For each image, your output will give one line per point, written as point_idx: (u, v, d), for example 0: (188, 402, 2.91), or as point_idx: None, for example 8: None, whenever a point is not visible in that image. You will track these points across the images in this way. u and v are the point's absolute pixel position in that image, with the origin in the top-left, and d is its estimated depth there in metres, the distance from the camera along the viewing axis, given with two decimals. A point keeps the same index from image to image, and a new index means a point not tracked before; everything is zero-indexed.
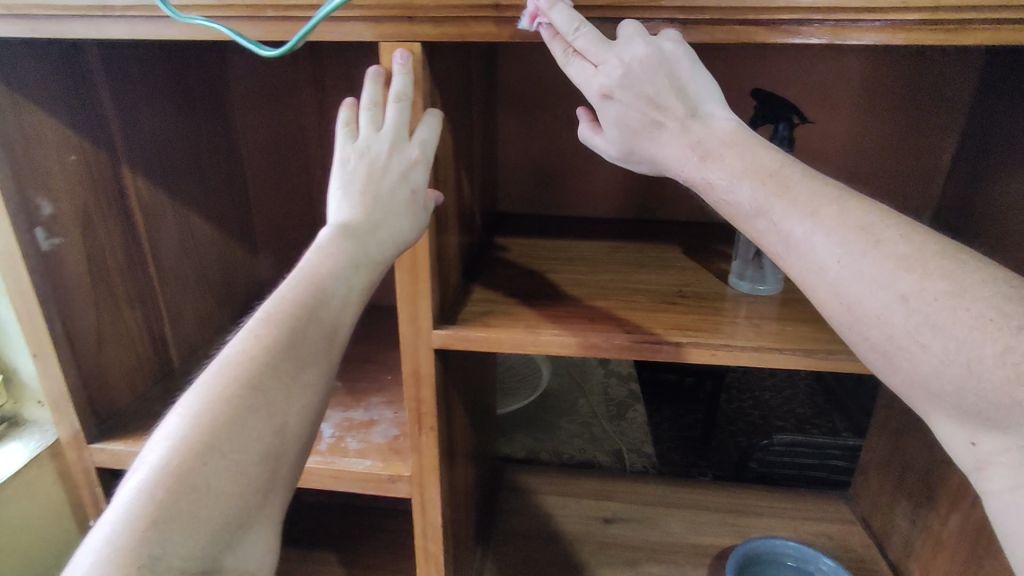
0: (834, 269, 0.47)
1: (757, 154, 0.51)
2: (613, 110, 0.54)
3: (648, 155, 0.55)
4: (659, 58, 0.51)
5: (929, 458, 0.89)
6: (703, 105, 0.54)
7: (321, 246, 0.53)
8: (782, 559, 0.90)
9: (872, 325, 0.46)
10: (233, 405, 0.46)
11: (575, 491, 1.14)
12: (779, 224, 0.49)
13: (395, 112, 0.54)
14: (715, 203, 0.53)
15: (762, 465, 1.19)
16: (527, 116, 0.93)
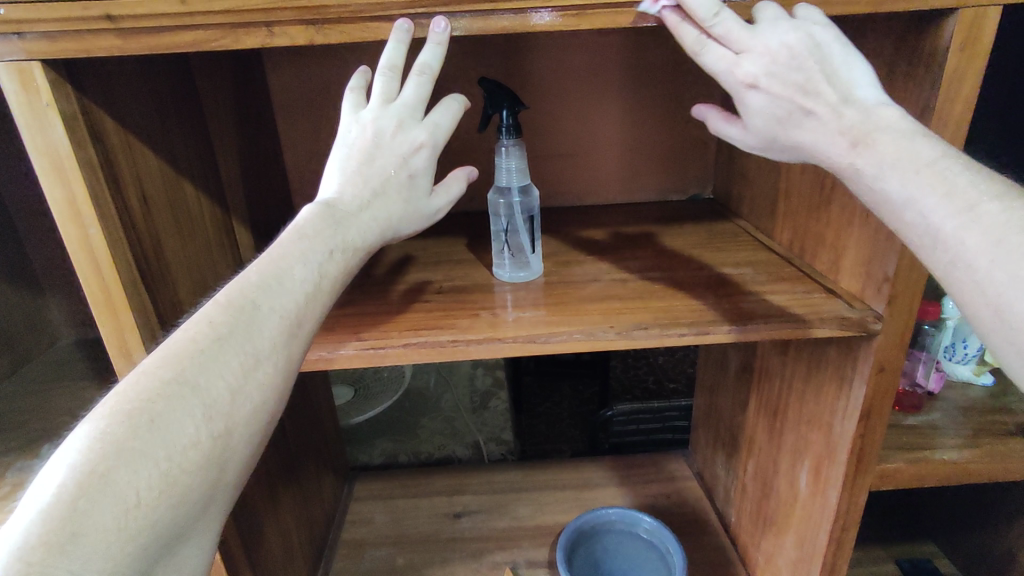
0: (984, 268, 0.43)
1: (915, 145, 0.47)
2: (757, 100, 0.51)
3: (788, 142, 0.52)
4: (809, 44, 0.48)
5: (733, 411, 0.94)
6: (855, 89, 0.49)
7: (301, 220, 0.51)
8: (604, 527, 0.93)
9: (1021, 331, 0.42)
10: (173, 404, 0.40)
11: (426, 491, 1.13)
12: (928, 217, 0.46)
13: (415, 85, 0.55)
14: (860, 190, 0.50)
15: (612, 437, 1.23)
16: (307, 116, 0.89)
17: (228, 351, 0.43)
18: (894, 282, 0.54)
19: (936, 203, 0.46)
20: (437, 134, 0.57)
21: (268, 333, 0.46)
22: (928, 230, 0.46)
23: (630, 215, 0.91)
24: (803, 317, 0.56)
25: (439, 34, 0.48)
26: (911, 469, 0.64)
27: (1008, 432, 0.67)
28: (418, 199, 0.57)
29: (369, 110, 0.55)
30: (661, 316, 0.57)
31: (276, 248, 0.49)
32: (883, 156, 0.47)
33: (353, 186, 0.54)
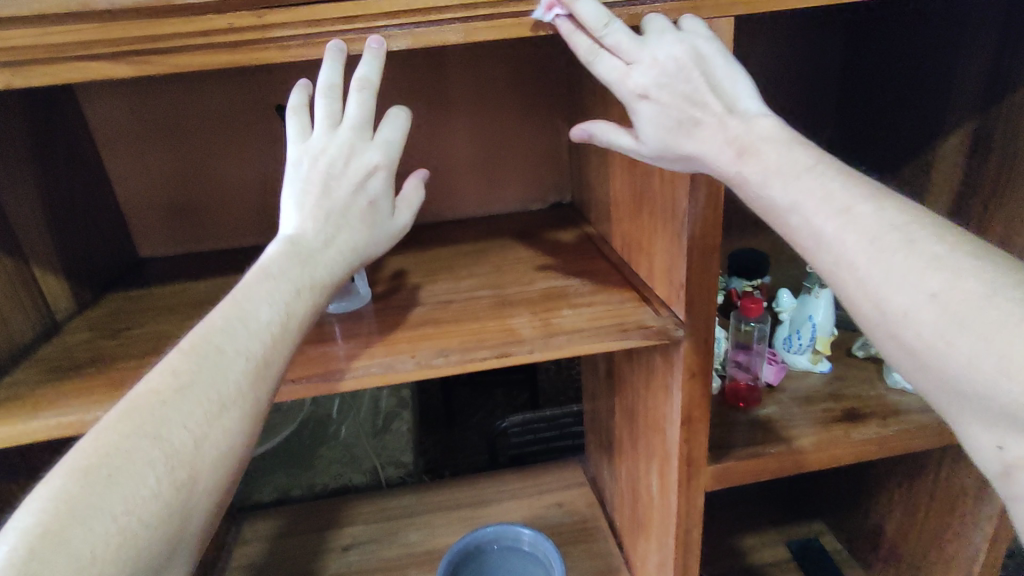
0: (864, 266, 0.43)
1: (793, 152, 0.47)
2: (648, 111, 0.50)
3: (682, 156, 0.51)
4: (693, 56, 0.49)
5: (606, 415, 0.95)
6: (739, 100, 0.50)
7: (267, 260, 0.52)
8: (486, 546, 0.92)
9: (898, 325, 0.42)
10: (136, 456, 0.41)
11: (316, 525, 1.09)
12: (811, 220, 0.46)
13: (358, 104, 0.54)
14: (750, 197, 0.50)
15: (511, 449, 1.22)
16: (135, 151, 0.84)
17: (190, 398, 0.44)
18: (686, 289, 0.55)
19: (811, 206, 0.46)
20: (390, 152, 0.57)
21: (233, 378, 0.46)
22: (812, 232, 0.46)
23: (485, 229, 0.90)
24: (607, 329, 0.56)
25: (375, 50, 0.48)
26: (743, 465, 0.65)
27: (836, 419, 0.69)
28: (382, 220, 0.58)
29: (318, 138, 0.55)
30: (468, 340, 0.56)
31: (243, 288, 0.50)
32: (767, 161, 0.48)
33: (313, 220, 0.54)
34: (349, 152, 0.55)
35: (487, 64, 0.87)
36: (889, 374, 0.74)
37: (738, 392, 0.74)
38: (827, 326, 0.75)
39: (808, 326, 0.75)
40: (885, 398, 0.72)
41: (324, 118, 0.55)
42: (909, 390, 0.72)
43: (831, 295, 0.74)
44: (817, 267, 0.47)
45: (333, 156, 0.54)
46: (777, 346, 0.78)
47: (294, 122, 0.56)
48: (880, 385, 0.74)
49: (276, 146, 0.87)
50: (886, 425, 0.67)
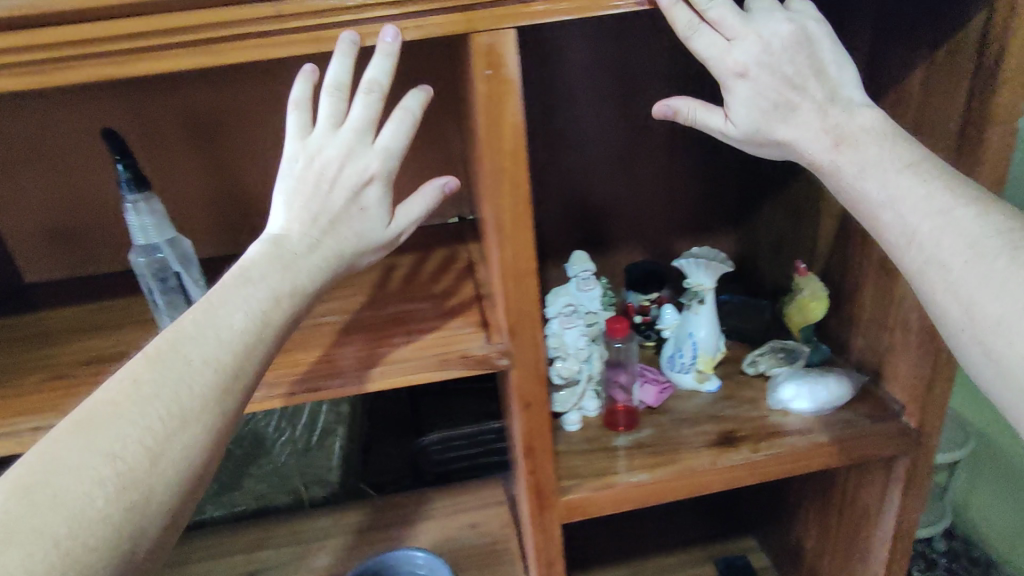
0: (957, 268, 0.47)
1: (892, 147, 0.50)
2: (742, 89, 0.52)
3: (772, 138, 0.54)
4: (801, 37, 0.51)
5: None
6: (841, 89, 0.52)
7: (247, 261, 0.49)
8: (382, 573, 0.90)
9: (987, 331, 0.45)
10: (83, 473, 0.37)
11: (227, 549, 1.06)
12: (905, 217, 0.49)
13: (365, 107, 0.49)
14: (834, 187, 0.54)
15: (434, 466, 1.20)
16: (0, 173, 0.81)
17: (151, 408, 0.40)
18: (506, 315, 0.51)
19: (905, 201, 0.49)
20: (388, 161, 0.51)
21: (197, 390, 0.42)
22: (901, 226, 0.50)
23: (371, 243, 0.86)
24: (426, 361, 0.53)
25: (388, 45, 0.46)
26: (599, 496, 0.62)
27: (708, 444, 0.65)
28: (373, 232, 0.53)
29: (316, 137, 0.50)
30: (284, 374, 0.54)
31: (218, 292, 0.47)
32: (868, 152, 0.51)
33: (297, 220, 0.50)
34: (346, 155, 0.50)
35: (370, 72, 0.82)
36: (772, 394, 0.70)
37: (615, 414, 0.71)
38: (710, 343, 0.71)
39: (689, 344, 0.72)
40: (766, 419, 0.68)
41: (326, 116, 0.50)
42: (791, 410, 0.69)
43: (711, 311, 0.70)
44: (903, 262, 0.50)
45: (329, 159, 0.50)
46: (664, 366, 0.75)
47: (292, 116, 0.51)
48: (764, 405, 0.71)
49: (172, 173, 0.84)
50: (756, 450, 0.64)
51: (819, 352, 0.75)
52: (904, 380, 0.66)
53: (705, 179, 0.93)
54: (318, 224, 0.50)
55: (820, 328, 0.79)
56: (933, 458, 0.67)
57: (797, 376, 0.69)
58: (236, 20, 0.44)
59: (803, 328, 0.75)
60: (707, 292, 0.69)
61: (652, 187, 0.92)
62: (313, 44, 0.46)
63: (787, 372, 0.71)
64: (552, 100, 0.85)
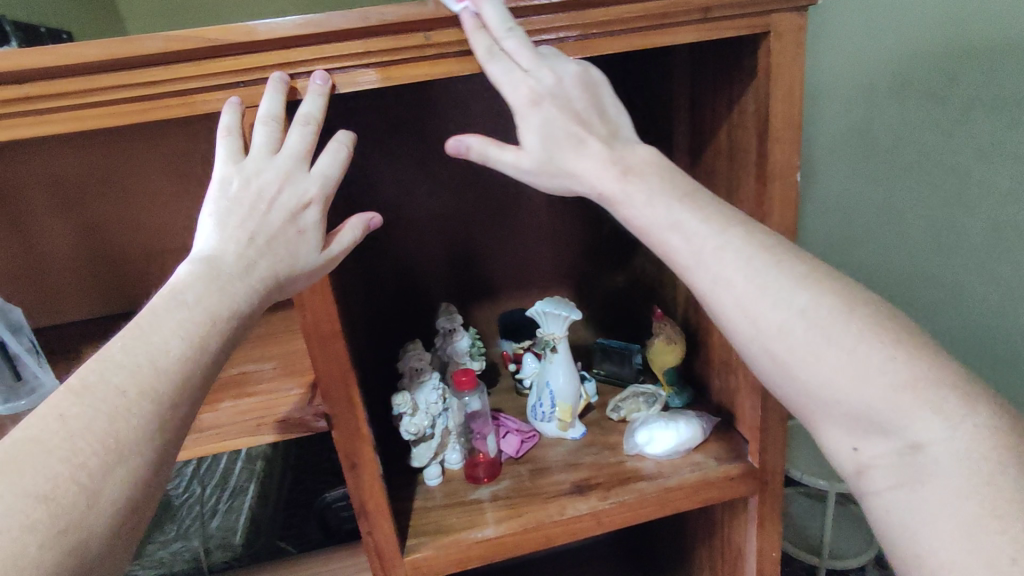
0: (741, 284, 0.45)
1: (674, 178, 0.49)
2: (536, 118, 0.48)
3: (566, 169, 0.50)
4: (587, 80, 0.49)
5: None
6: (622, 132, 0.51)
7: (174, 284, 0.42)
8: None
9: (774, 338, 0.44)
10: (6, 520, 0.31)
11: None
12: (692, 240, 0.47)
13: (300, 138, 0.46)
14: (623, 221, 0.50)
15: (346, 524, 1.19)
16: None
17: (81, 444, 0.34)
18: (319, 377, 0.52)
19: (683, 218, 0.48)
20: (327, 186, 0.48)
21: (136, 422, 0.36)
22: (664, 253, 0.48)
23: None
24: (244, 425, 0.53)
25: (318, 86, 0.46)
26: (444, 554, 0.61)
27: (559, 493, 0.66)
28: (308, 257, 0.47)
29: (251, 161, 0.46)
30: None
31: (156, 304, 0.41)
32: (647, 191, 0.48)
33: (234, 241, 0.44)
34: (284, 179, 0.46)
35: None
36: (628, 440, 0.71)
37: (475, 468, 0.70)
38: (566, 392, 0.72)
39: (547, 393, 0.73)
40: (622, 465, 0.69)
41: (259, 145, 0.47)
42: (647, 454, 0.69)
43: (565, 358, 0.72)
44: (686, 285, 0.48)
45: (267, 181, 0.45)
46: (529, 416, 0.75)
47: (223, 144, 0.46)
48: (622, 449, 0.71)
49: (23, 233, 0.81)
50: (604, 498, 0.64)
51: (681, 396, 0.76)
52: (748, 420, 0.68)
53: (589, 224, 0.94)
54: (258, 242, 0.45)
55: (688, 370, 0.81)
56: (780, 496, 0.68)
57: (651, 420, 0.70)
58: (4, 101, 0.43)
59: (667, 367, 0.77)
60: (558, 339, 0.71)
61: (537, 237, 0.93)
62: (69, 121, 0.45)
63: (644, 417, 0.72)
64: (423, 154, 0.86)
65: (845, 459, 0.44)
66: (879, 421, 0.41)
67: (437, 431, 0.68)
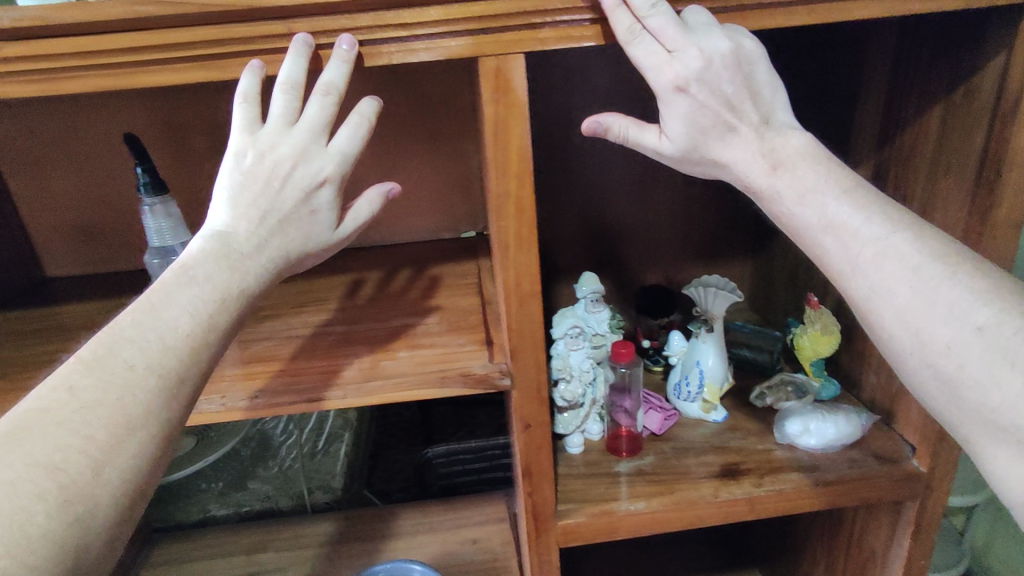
0: (903, 293, 0.46)
1: (832, 173, 0.49)
2: (680, 105, 0.47)
3: (709, 159, 0.51)
4: (740, 58, 0.46)
5: None
6: (774, 113, 0.50)
7: (187, 259, 0.46)
8: None
9: (940, 351, 0.45)
10: (18, 490, 0.34)
11: (226, 550, 1.07)
12: (848, 244, 0.48)
13: (320, 107, 0.47)
14: (774, 215, 0.51)
15: (440, 480, 1.21)
16: (38, 175, 0.82)
17: (84, 416, 0.37)
18: (511, 335, 0.51)
19: (835, 214, 0.48)
20: (344, 164, 0.49)
21: (142, 397, 0.39)
22: (814, 253, 0.50)
23: (373, 261, 0.83)
24: (428, 375, 0.53)
25: (342, 52, 0.45)
26: (596, 522, 0.61)
27: (711, 474, 0.64)
28: (321, 234, 0.51)
29: (267, 132, 0.48)
30: (286, 380, 0.54)
31: (158, 283, 0.44)
32: (795, 184, 0.49)
33: (244, 219, 0.47)
34: (299, 155, 0.48)
35: (392, 88, 0.81)
36: (779, 428, 0.69)
37: (617, 439, 0.70)
38: (717, 372, 0.71)
39: (696, 372, 0.71)
40: (774, 453, 0.67)
41: (278, 114, 0.48)
42: (799, 445, 0.67)
43: (718, 338, 0.71)
44: (844, 285, 0.49)
45: (281, 157, 0.48)
46: (670, 394, 0.74)
47: (238, 113, 0.48)
48: (771, 438, 0.69)
49: (182, 168, 0.83)
50: (759, 485, 0.62)
51: (831, 388, 0.72)
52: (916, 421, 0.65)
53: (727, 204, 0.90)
54: (260, 219, 0.48)
55: (833, 363, 0.78)
56: (942, 503, 0.65)
57: (806, 411, 0.68)
58: (269, 36, 0.44)
59: (817, 359, 0.73)
60: (716, 320, 0.70)
61: (672, 211, 0.90)
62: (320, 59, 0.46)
63: (796, 407, 0.69)
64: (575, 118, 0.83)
65: (1009, 486, 0.45)
66: None
67: (586, 400, 0.69)
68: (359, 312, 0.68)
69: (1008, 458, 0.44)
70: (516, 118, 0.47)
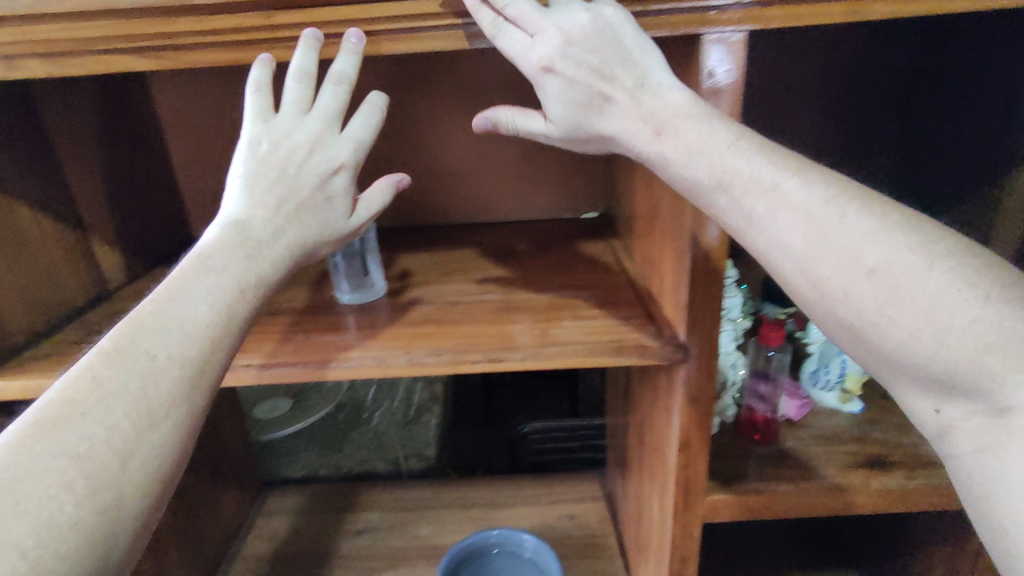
0: (796, 244, 0.41)
1: (714, 130, 0.43)
2: (553, 85, 0.47)
3: (599, 133, 0.48)
4: (602, 26, 0.45)
5: (621, 434, 0.92)
6: (649, 74, 0.45)
7: (203, 248, 0.47)
8: (488, 549, 0.91)
9: (839, 300, 0.40)
10: (45, 480, 0.34)
11: (333, 507, 1.12)
12: (738, 202, 0.43)
13: (333, 95, 0.51)
14: (668, 181, 0.47)
15: (532, 455, 1.23)
16: (196, 139, 0.87)
17: (103, 406, 0.38)
18: (691, 310, 0.53)
19: (745, 182, 0.42)
20: (358, 152, 0.53)
21: (164, 386, 0.40)
22: (721, 225, 0.45)
23: (505, 236, 0.86)
24: (603, 345, 0.55)
25: (352, 45, 0.47)
26: (744, 501, 0.62)
27: (857, 464, 0.64)
28: (336, 221, 0.54)
29: (282, 121, 0.51)
30: (464, 341, 0.57)
31: (175, 271, 0.46)
32: (683, 145, 0.44)
33: (261, 205, 0.49)
34: (313, 142, 0.51)
35: None
36: None
37: (753, 424, 0.71)
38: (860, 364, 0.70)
39: (838, 362, 0.71)
40: (920, 447, 0.66)
41: (292, 103, 0.51)
42: None
43: None
44: (745, 246, 0.45)
45: (296, 145, 0.51)
46: (804, 382, 0.74)
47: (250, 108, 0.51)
48: (915, 432, 0.69)
49: None
50: (910, 477, 0.62)
51: None
52: None
53: None
54: (274, 203, 0.50)
55: None
56: None
57: None
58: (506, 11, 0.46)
59: None
60: None
61: None
62: None
63: None
64: None
65: (925, 422, 0.41)
66: (967, 387, 0.37)
67: (726, 384, 0.70)
68: (510, 282, 0.70)
69: (926, 399, 0.40)
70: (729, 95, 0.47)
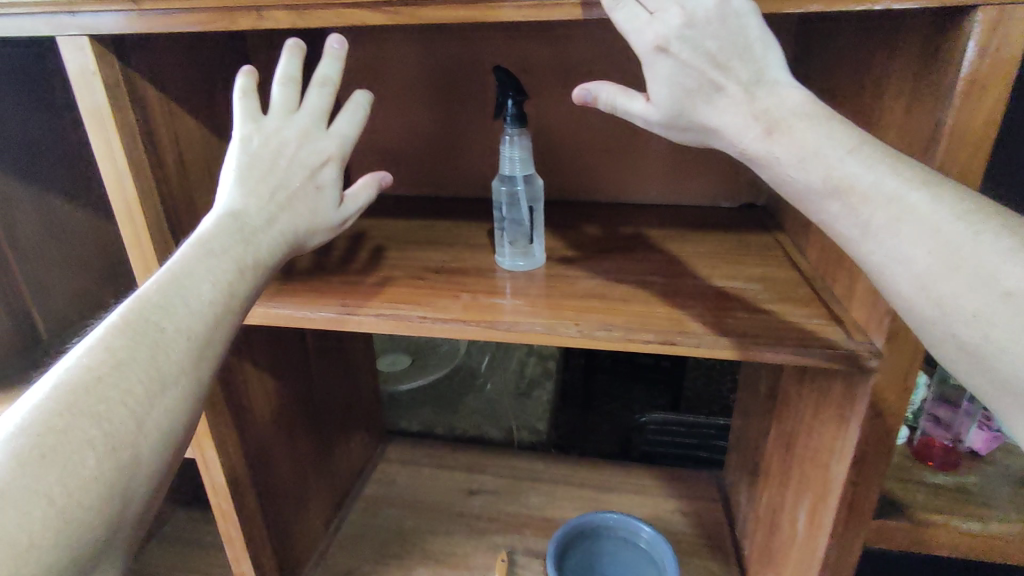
0: (936, 264, 0.37)
1: (833, 132, 0.41)
2: (663, 67, 0.43)
3: (699, 124, 0.45)
4: (727, 12, 0.41)
5: (757, 436, 0.87)
6: (765, 69, 0.42)
7: (202, 233, 0.48)
8: (604, 531, 0.91)
9: (965, 326, 0.37)
10: (69, 438, 0.37)
11: (449, 464, 1.17)
12: (903, 240, 0.38)
13: (319, 97, 0.54)
14: (768, 180, 0.44)
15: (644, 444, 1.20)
16: None
17: (122, 371, 0.40)
18: (894, 317, 0.48)
19: (862, 191, 0.40)
20: (345, 145, 0.56)
21: (178, 356, 0.43)
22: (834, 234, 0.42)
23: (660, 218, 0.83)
24: (784, 342, 0.52)
25: (334, 50, 0.54)
26: (914, 530, 0.57)
27: None
28: (327, 212, 0.55)
29: (273, 121, 0.53)
30: (634, 320, 0.56)
31: (181, 253, 0.47)
32: (796, 145, 0.41)
33: (256, 197, 0.51)
34: (301, 139, 0.53)
35: None
36: None
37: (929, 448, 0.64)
38: None
39: None
40: None
41: (279, 104, 0.54)
42: None
43: None
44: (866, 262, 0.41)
45: (286, 140, 0.53)
46: None
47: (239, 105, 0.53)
48: None
49: None
50: None
51: None
52: None
53: None
54: (269, 195, 0.52)
55: None
56: None
57: None
58: None
59: None
60: None
61: None
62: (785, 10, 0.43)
63: None
64: None
65: None
66: None
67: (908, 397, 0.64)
68: (673, 265, 0.68)
69: None
70: (998, 79, 0.42)
